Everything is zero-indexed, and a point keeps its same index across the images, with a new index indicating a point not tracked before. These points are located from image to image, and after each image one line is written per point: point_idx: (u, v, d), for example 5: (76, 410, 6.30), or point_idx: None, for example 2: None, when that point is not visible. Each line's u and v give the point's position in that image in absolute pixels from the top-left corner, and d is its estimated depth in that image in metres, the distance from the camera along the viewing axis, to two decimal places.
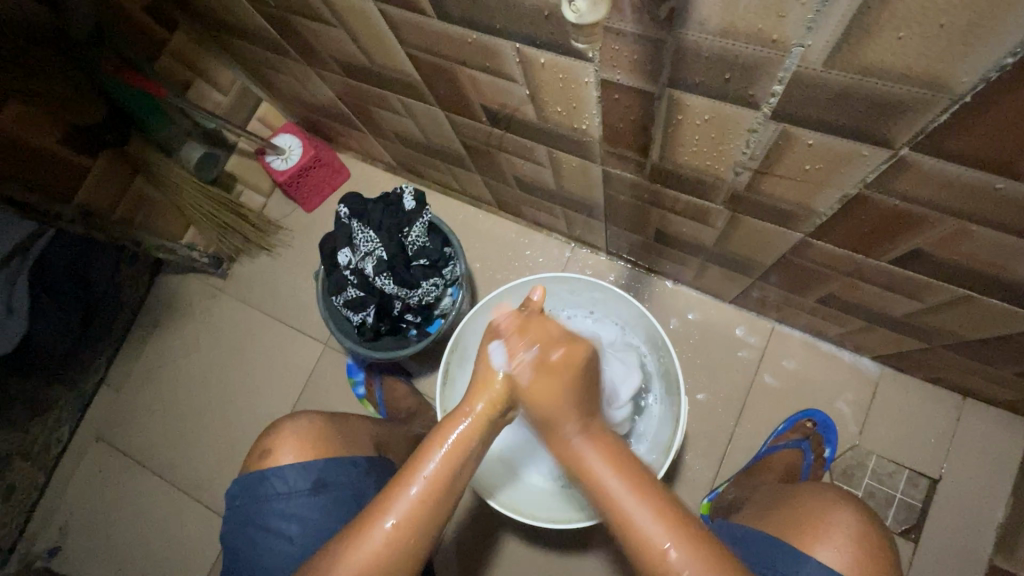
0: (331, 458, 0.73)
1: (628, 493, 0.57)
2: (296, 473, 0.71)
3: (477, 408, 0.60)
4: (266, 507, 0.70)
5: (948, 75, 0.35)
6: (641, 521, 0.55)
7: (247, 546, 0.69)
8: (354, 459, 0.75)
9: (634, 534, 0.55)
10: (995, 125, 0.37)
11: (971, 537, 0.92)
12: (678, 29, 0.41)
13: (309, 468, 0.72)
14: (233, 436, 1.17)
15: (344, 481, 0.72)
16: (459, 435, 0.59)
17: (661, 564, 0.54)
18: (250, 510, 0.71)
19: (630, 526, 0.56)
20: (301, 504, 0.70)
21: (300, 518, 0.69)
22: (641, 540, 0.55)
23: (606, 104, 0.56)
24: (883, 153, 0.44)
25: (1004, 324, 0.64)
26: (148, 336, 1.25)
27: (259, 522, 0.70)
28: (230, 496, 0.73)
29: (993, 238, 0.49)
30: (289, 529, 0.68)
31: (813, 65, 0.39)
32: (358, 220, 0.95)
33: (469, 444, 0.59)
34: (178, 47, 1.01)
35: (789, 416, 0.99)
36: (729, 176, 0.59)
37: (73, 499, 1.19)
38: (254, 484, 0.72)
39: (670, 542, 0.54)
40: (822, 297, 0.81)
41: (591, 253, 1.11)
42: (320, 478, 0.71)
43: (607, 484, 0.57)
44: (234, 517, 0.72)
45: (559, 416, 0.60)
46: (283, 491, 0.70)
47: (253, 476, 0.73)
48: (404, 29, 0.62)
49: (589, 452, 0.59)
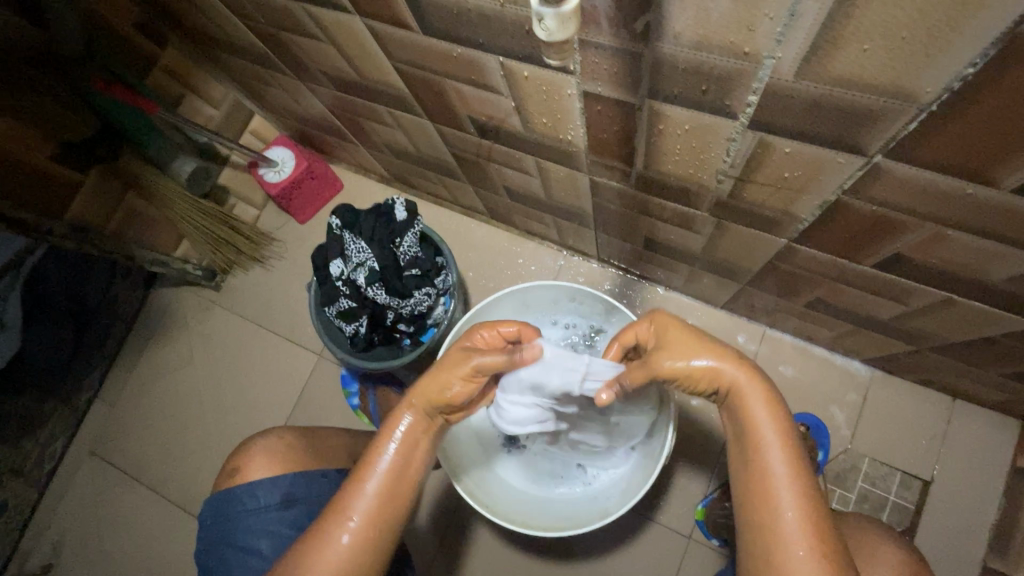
0: (302, 473, 0.73)
1: (780, 449, 0.55)
2: (266, 490, 0.71)
3: (418, 401, 0.63)
4: (239, 525, 0.70)
5: (912, 85, 0.36)
6: (781, 501, 0.53)
7: (220, 566, 0.69)
8: (326, 472, 0.75)
9: (767, 516, 0.53)
10: (964, 135, 0.38)
11: (965, 539, 0.92)
12: (654, 41, 0.42)
13: (278, 483, 0.72)
14: (226, 447, 1.17)
15: (314, 493, 0.73)
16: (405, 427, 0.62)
17: (785, 556, 0.51)
18: (222, 529, 0.71)
19: (769, 504, 0.53)
20: (273, 520, 0.70)
21: (271, 533, 0.69)
22: (773, 521, 0.53)
23: (589, 116, 0.57)
24: (858, 160, 0.45)
25: (986, 325, 0.65)
26: (141, 349, 1.25)
27: (231, 541, 0.69)
28: (203, 517, 0.73)
29: (971, 242, 0.50)
30: (262, 545, 0.68)
31: (785, 76, 0.40)
32: (349, 231, 0.95)
33: (415, 434, 0.62)
34: (168, 62, 1.02)
35: None
36: (712, 184, 0.60)
37: (65, 514, 1.18)
38: (225, 503, 0.72)
39: (801, 533, 0.51)
40: (809, 301, 0.82)
41: (583, 261, 1.12)
42: (290, 492, 0.71)
43: (763, 460, 0.55)
44: (208, 537, 0.72)
45: (685, 344, 0.61)
46: (255, 507, 0.70)
47: (224, 495, 0.72)
48: (389, 43, 0.63)
49: (751, 399, 0.57)
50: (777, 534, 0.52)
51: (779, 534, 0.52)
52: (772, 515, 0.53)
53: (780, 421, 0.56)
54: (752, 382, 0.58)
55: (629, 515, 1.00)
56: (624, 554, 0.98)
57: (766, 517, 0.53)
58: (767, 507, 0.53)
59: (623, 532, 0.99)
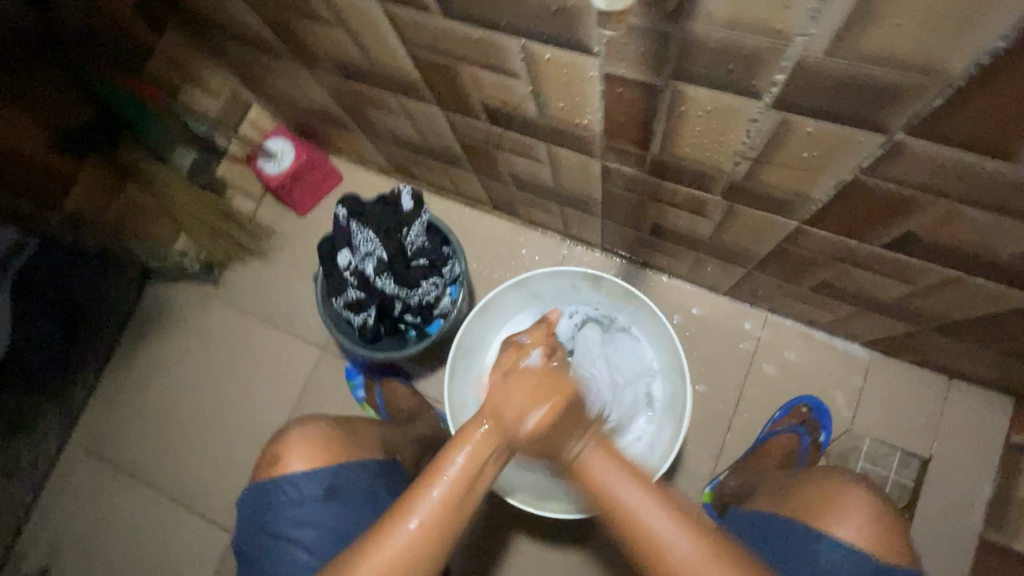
0: (341, 464, 0.73)
1: (632, 483, 0.54)
2: (308, 481, 0.71)
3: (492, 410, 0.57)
4: (279, 516, 0.70)
5: (942, 61, 0.37)
6: (650, 516, 0.53)
7: (263, 555, 0.69)
8: (365, 463, 0.75)
9: (649, 540, 0.53)
10: (988, 109, 0.40)
11: (964, 514, 0.95)
12: (685, 21, 0.43)
13: (320, 474, 0.71)
14: (229, 443, 1.15)
15: (354, 486, 0.72)
16: (482, 435, 0.55)
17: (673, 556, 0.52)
18: (264, 520, 0.70)
19: (644, 530, 0.53)
20: (315, 511, 0.69)
21: (314, 524, 0.69)
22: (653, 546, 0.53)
23: (609, 99, 0.57)
24: (879, 139, 0.47)
25: (990, 303, 0.67)
26: (138, 346, 1.23)
27: (272, 531, 0.69)
28: (242, 504, 0.73)
29: (984, 219, 0.51)
30: (305, 536, 0.68)
31: (815, 53, 0.41)
32: (356, 221, 0.94)
33: (492, 442, 0.55)
34: (167, 49, 0.99)
35: (785, 402, 1.02)
36: (727, 167, 0.61)
37: (62, 515, 1.15)
38: (265, 492, 0.71)
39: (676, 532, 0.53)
40: (815, 284, 0.84)
41: (586, 250, 1.13)
42: (332, 484, 0.71)
43: (615, 488, 0.55)
44: (247, 524, 0.71)
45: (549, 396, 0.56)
46: (296, 498, 0.70)
47: (265, 484, 0.72)
48: (405, 26, 0.62)
49: (595, 453, 0.56)
50: (659, 551, 0.53)
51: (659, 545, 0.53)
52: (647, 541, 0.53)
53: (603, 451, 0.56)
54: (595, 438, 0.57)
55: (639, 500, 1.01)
56: None
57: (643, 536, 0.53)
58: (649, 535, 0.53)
59: None
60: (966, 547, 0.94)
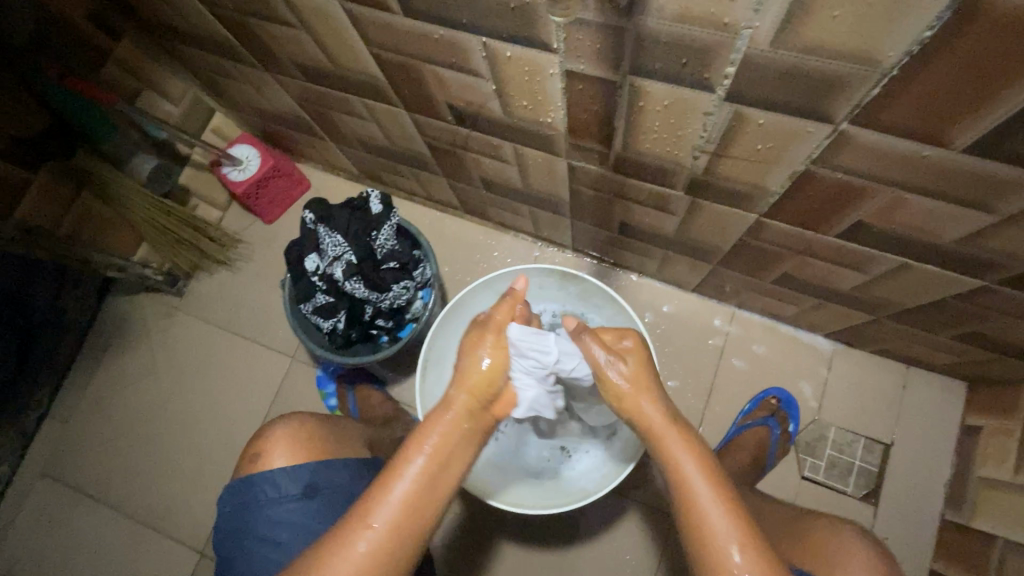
0: (322, 462, 0.71)
1: (700, 475, 0.57)
2: (287, 478, 0.69)
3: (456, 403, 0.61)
4: (257, 515, 0.68)
5: (876, 50, 0.40)
6: (714, 516, 0.54)
7: (240, 556, 0.67)
8: (347, 462, 0.74)
9: (706, 540, 0.54)
10: (921, 97, 0.42)
11: (926, 496, 0.98)
12: (637, 16, 0.44)
13: (300, 472, 0.70)
14: (196, 458, 1.12)
15: (335, 485, 0.70)
16: (436, 437, 0.58)
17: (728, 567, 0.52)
18: (242, 518, 0.68)
19: (703, 525, 0.54)
20: (293, 510, 0.68)
21: (291, 523, 0.67)
22: (709, 546, 0.54)
23: (570, 96, 0.59)
24: (826, 128, 0.49)
25: (939, 288, 0.70)
26: (98, 361, 1.18)
27: (249, 531, 0.67)
28: (220, 505, 0.71)
29: (926, 205, 0.54)
30: (281, 535, 0.66)
31: (761, 47, 0.42)
32: (324, 224, 0.93)
33: (452, 441, 0.58)
34: (123, 56, 0.96)
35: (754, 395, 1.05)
36: (688, 161, 0.62)
37: (16, 542, 1.09)
38: (244, 492, 0.70)
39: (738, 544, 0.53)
40: (777, 277, 0.86)
41: (557, 251, 1.14)
42: (312, 481, 0.70)
43: (684, 475, 0.57)
44: (226, 525, 0.69)
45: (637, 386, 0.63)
46: (275, 497, 0.68)
47: (243, 481, 0.70)
48: (367, 27, 0.62)
49: (673, 442, 0.59)
50: (714, 554, 0.53)
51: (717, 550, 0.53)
52: (702, 529, 0.54)
53: (690, 439, 0.59)
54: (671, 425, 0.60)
55: (617, 498, 1.01)
56: (613, 537, 1.00)
57: (701, 535, 0.54)
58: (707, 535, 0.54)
59: (611, 515, 1.01)
60: (929, 527, 0.97)
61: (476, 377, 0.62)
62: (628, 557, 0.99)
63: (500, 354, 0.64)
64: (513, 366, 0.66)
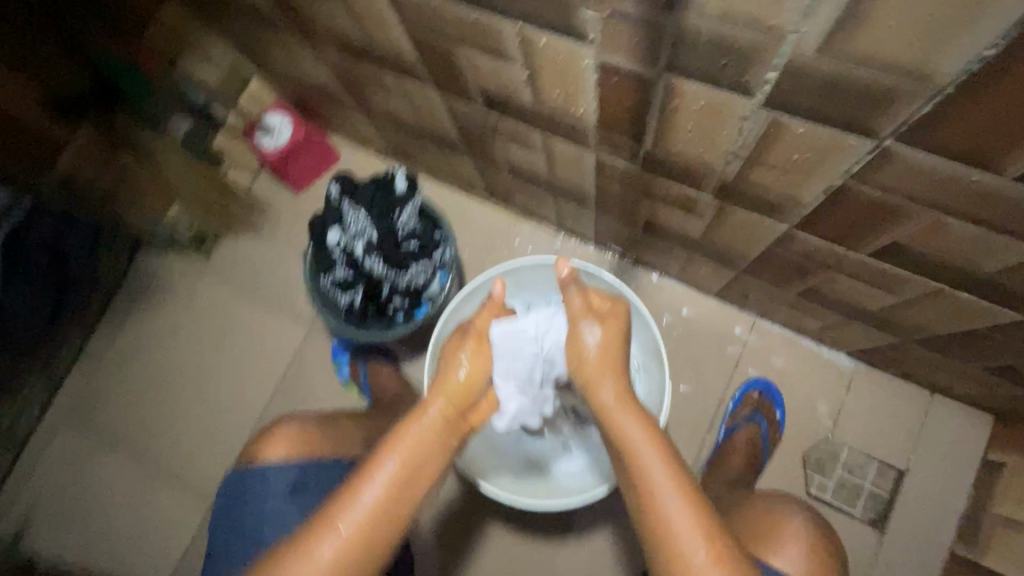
0: (314, 459, 0.73)
1: (654, 452, 0.55)
2: (278, 475, 0.71)
3: (432, 411, 0.59)
4: (248, 508, 0.70)
5: (932, 65, 0.37)
6: (666, 498, 0.53)
7: (231, 547, 0.70)
8: (338, 461, 0.75)
9: (660, 523, 0.53)
10: (973, 119, 0.40)
11: (936, 527, 0.96)
12: (678, 12, 0.42)
13: (289, 468, 0.72)
14: (212, 415, 1.16)
15: (323, 483, 0.72)
16: (409, 442, 0.56)
17: (682, 550, 0.51)
18: (238, 510, 0.71)
19: (656, 504, 0.53)
20: (281, 505, 0.70)
21: (278, 518, 0.69)
22: (663, 526, 0.52)
23: (603, 89, 0.57)
24: (869, 143, 0.46)
25: (975, 318, 0.67)
26: (126, 313, 1.23)
27: (241, 522, 0.70)
28: (219, 495, 0.74)
29: (969, 232, 0.51)
30: (268, 530, 0.68)
31: (807, 53, 0.40)
32: (349, 199, 0.93)
33: (424, 449, 0.57)
34: (168, 18, 0.96)
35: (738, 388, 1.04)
36: (719, 165, 0.60)
37: (42, 478, 1.15)
38: (239, 484, 0.72)
39: (693, 528, 0.51)
40: (803, 290, 0.83)
41: (579, 243, 1.13)
42: (301, 478, 0.71)
43: (636, 453, 0.55)
44: (221, 514, 0.72)
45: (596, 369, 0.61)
46: (265, 492, 0.71)
47: (239, 475, 0.73)
48: (402, 4, 0.61)
49: (623, 420, 0.57)
50: (670, 536, 0.52)
51: (673, 534, 0.52)
52: (663, 523, 0.52)
53: (653, 431, 0.56)
54: (623, 402, 0.59)
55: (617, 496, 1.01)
56: (609, 533, 1.00)
57: (656, 515, 0.53)
58: (660, 516, 0.53)
59: (609, 513, 1.01)
60: (936, 559, 0.95)
61: (456, 386, 0.61)
62: (624, 555, 0.99)
63: (478, 361, 0.63)
64: (496, 370, 0.68)
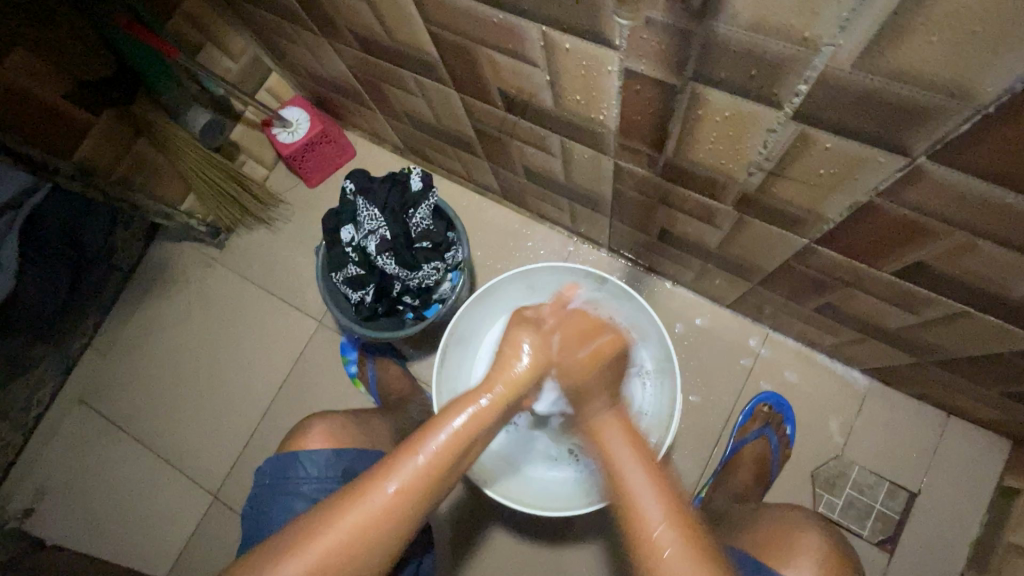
0: (361, 450, 0.75)
1: (636, 461, 0.57)
2: (327, 460, 0.73)
3: (494, 389, 0.59)
4: (291, 492, 0.71)
5: (973, 84, 0.36)
6: (644, 499, 0.54)
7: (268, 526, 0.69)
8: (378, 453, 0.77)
9: (636, 524, 0.54)
10: (1012, 141, 0.38)
11: (947, 552, 0.93)
12: (709, 21, 0.41)
13: (339, 457, 0.73)
14: (220, 406, 1.16)
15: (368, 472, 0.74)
16: (456, 428, 0.55)
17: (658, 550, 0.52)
18: (279, 492, 0.71)
19: (633, 505, 0.55)
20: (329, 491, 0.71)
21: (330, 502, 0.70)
22: (640, 526, 0.54)
23: (626, 95, 0.56)
24: (900, 160, 0.45)
25: (998, 341, 0.65)
26: (138, 301, 1.23)
27: (282, 503, 0.70)
28: (260, 475, 0.74)
29: (997, 254, 0.50)
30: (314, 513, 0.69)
31: (841, 66, 0.39)
32: (363, 197, 0.94)
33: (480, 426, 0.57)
34: (190, 9, 0.99)
35: (746, 404, 1.02)
36: (741, 176, 0.59)
37: (50, 461, 1.16)
38: (283, 466, 0.73)
39: (670, 528, 0.53)
40: (820, 306, 0.82)
41: (592, 249, 1.12)
42: (350, 466, 0.73)
43: (618, 462, 0.58)
44: (260, 495, 0.72)
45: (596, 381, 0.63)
46: (312, 476, 0.72)
47: (283, 458, 0.74)
48: (426, 2, 0.61)
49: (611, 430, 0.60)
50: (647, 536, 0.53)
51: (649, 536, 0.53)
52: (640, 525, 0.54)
53: (635, 440, 0.59)
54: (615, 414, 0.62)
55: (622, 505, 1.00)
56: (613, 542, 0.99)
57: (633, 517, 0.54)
58: (636, 519, 0.54)
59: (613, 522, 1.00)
60: None
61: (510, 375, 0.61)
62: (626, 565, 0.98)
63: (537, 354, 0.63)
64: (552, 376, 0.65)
